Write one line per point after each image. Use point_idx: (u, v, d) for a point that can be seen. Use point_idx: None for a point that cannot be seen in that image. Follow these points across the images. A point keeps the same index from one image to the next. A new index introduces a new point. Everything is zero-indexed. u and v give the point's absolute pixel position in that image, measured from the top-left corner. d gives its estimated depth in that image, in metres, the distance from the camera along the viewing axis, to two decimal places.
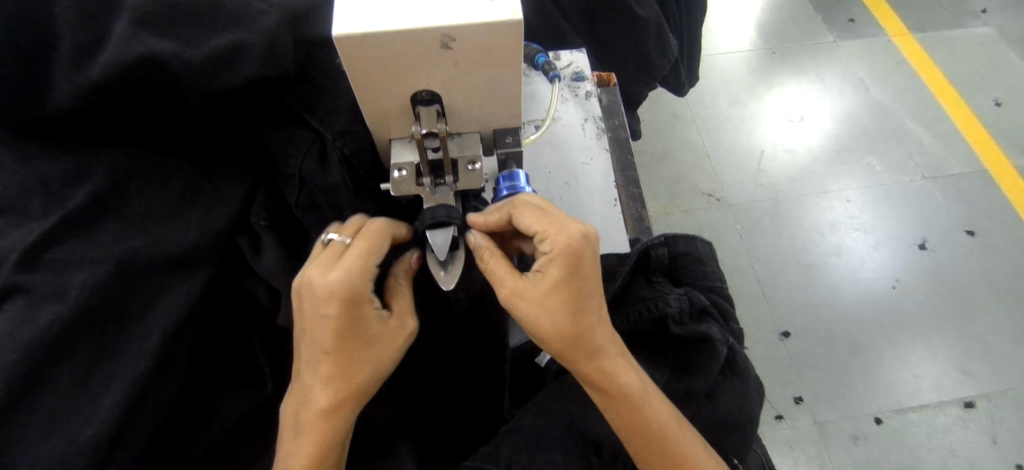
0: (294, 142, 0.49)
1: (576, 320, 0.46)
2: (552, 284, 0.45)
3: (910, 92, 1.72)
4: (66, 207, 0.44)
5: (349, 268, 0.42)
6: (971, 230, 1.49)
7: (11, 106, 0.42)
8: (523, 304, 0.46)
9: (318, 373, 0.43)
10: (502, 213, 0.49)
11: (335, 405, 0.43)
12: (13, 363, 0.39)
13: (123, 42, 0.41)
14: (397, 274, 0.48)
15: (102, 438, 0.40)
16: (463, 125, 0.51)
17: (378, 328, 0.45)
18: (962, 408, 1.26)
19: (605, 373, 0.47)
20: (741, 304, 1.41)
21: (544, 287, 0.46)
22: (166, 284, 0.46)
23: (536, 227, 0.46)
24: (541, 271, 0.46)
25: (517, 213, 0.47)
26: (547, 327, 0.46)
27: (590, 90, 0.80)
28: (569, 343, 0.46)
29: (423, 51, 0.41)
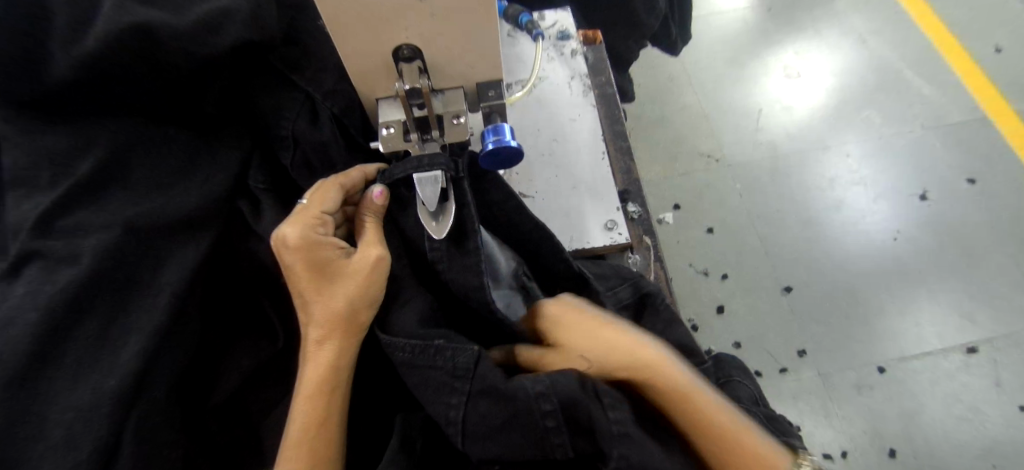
0: (284, 103, 0.51)
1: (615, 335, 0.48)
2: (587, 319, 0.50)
3: (910, 41, 1.70)
4: (72, 176, 0.47)
5: (296, 222, 0.46)
6: (974, 177, 1.49)
7: (12, 80, 0.44)
8: (573, 340, 0.48)
9: (310, 313, 0.48)
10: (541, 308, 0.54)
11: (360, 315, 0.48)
12: (37, 321, 0.42)
13: (113, 11, 0.43)
14: (364, 216, 0.51)
15: (123, 387, 0.43)
16: (445, 81, 0.52)
17: (355, 262, 0.48)
18: (965, 353, 1.28)
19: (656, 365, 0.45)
20: (744, 261, 1.42)
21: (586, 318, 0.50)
22: (173, 244, 0.49)
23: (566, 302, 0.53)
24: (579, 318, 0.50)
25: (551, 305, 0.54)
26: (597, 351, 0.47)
27: (576, 47, 0.81)
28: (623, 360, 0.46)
29: (398, 2, 0.43)
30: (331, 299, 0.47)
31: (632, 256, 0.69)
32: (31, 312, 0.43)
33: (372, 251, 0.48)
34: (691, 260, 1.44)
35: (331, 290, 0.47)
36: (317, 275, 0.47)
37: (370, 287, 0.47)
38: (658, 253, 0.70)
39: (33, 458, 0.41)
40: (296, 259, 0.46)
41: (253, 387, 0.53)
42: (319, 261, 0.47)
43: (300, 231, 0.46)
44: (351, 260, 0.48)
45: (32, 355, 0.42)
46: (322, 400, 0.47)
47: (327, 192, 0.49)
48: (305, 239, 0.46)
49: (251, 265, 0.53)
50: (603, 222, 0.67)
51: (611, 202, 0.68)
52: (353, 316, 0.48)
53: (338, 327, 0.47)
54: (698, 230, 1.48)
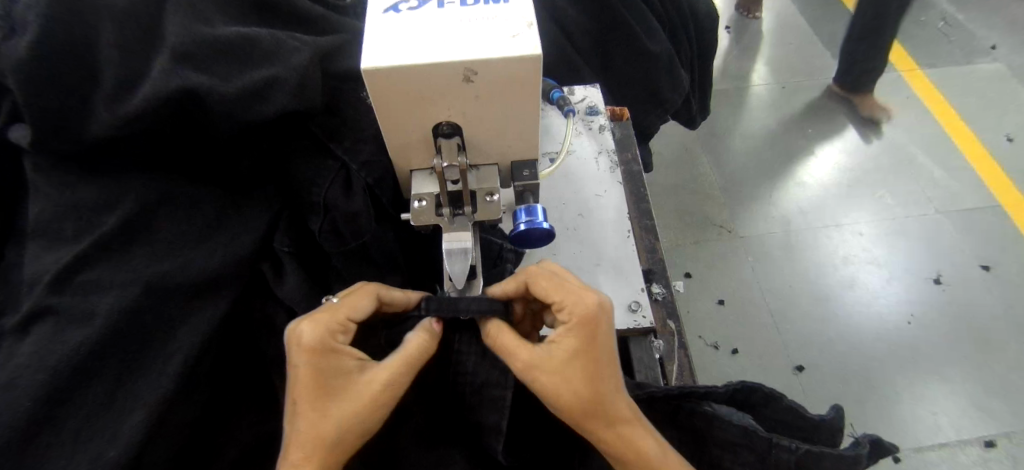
0: (319, 170, 0.51)
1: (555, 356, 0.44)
2: (564, 354, 0.44)
3: (921, 126, 1.73)
4: (98, 230, 0.45)
5: (320, 324, 0.42)
6: (988, 264, 1.47)
7: (49, 133, 0.43)
8: (543, 377, 0.43)
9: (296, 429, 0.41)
10: (518, 283, 0.50)
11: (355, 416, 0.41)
12: (42, 384, 0.40)
13: (162, 75, 0.44)
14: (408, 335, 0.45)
15: (122, 458, 0.41)
16: (481, 158, 0.52)
17: (363, 382, 0.42)
18: (983, 447, 1.22)
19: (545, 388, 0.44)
20: (754, 336, 1.39)
21: (558, 357, 0.44)
22: (190, 306, 0.47)
23: (551, 295, 0.47)
24: (554, 343, 0.45)
25: (533, 281, 0.48)
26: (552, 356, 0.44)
27: (603, 123, 0.82)
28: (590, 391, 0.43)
29: (446, 84, 0.43)
30: (323, 418, 0.40)
31: (656, 342, 0.66)
32: (36, 374, 0.40)
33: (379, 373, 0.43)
34: (701, 331, 1.40)
35: (332, 408, 0.41)
36: (318, 386, 0.41)
37: (370, 417, 0.42)
38: (683, 340, 0.67)
39: None
40: (303, 363, 0.41)
41: None
42: (327, 373, 0.42)
43: (318, 335, 0.42)
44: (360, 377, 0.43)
45: (29, 420, 0.39)
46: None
47: (361, 302, 0.45)
48: (318, 346, 0.42)
49: (267, 330, 0.51)
50: (626, 303, 0.66)
51: (636, 282, 0.66)
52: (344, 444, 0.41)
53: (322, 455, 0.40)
54: (709, 301, 1.45)
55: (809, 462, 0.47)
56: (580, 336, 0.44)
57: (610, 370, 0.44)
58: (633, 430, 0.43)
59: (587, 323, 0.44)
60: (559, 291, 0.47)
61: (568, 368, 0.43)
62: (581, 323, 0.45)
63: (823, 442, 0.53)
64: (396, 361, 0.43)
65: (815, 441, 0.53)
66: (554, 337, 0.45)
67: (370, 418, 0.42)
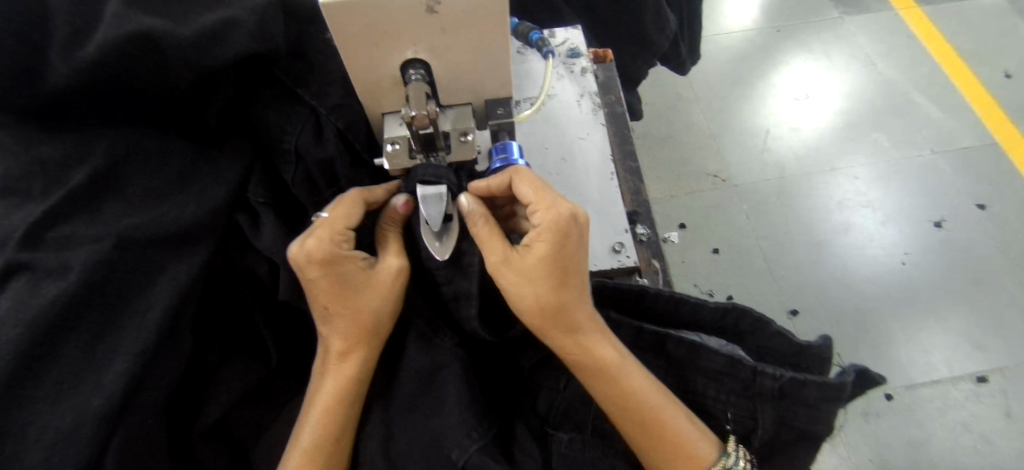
0: (288, 117, 0.50)
1: (527, 261, 0.47)
2: (536, 259, 0.46)
3: (919, 65, 1.69)
4: (65, 186, 0.45)
5: (321, 236, 0.46)
6: (984, 203, 1.47)
7: (8, 88, 0.43)
8: (507, 275, 0.47)
9: (332, 326, 0.47)
10: (501, 180, 0.50)
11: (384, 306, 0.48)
12: (21, 338, 0.40)
13: (115, 19, 0.42)
14: (386, 225, 0.51)
15: (108, 408, 0.41)
16: (453, 97, 0.51)
17: (380, 271, 0.48)
18: (975, 382, 1.25)
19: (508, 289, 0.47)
20: (749, 283, 1.40)
21: (530, 260, 0.46)
22: (166, 259, 0.47)
23: (530, 198, 0.48)
24: (528, 247, 0.47)
25: (517, 181, 0.49)
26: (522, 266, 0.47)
27: (586, 66, 0.80)
28: (550, 313, 0.47)
29: (409, 16, 0.42)
30: (359, 311, 0.47)
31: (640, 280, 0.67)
32: (15, 328, 0.41)
33: (392, 261, 0.49)
34: (696, 279, 1.42)
35: (360, 301, 0.47)
36: (337, 289, 0.47)
37: (393, 303, 0.48)
38: (666, 277, 0.68)
39: None
40: (320, 274, 0.46)
41: (241, 412, 0.50)
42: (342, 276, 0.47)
43: (320, 245, 0.45)
44: (374, 272, 0.48)
45: (12, 372, 0.40)
46: (340, 415, 0.46)
47: (350, 209, 0.48)
48: (330, 255, 0.46)
49: (248, 281, 0.51)
50: (610, 244, 0.66)
51: (620, 222, 0.66)
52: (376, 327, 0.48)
53: (362, 339, 0.47)
54: (704, 250, 1.46)
55: (793, 389, 0.47)
56: (552, 243, 0.46)
57: (575, 280, 0.48)
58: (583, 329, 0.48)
59: (559, 232, 0.46)
60: (538, 197, 0.48)
61: (536, 271, 0.46)
62: (553, 231, 0.46)
63: (811, 369, 0.52)
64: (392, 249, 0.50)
65: (803, 369, 0.52)
66: (527, 243, 0.47)
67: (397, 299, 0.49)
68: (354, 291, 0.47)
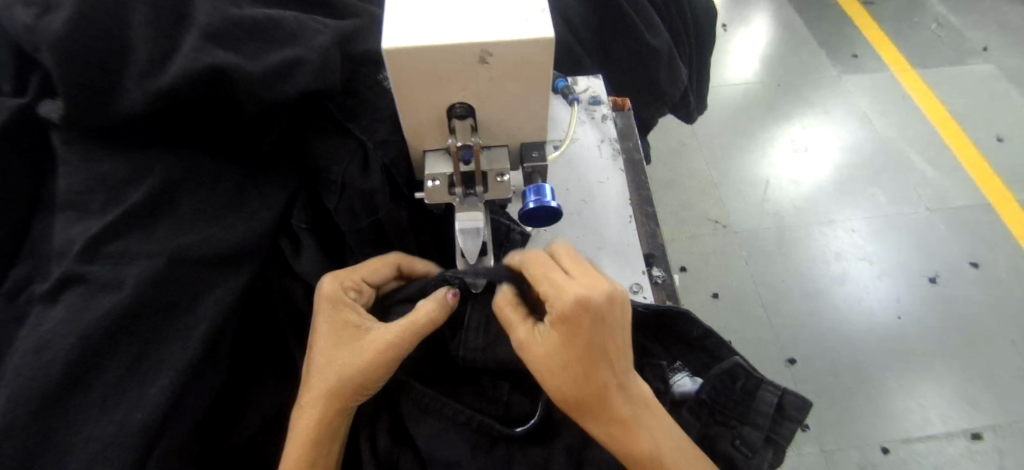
0: (338, 149, 0.53)
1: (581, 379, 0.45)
2: (556, 344, 0.45)
3: (914, 125, 1.76)
4: (124, 203, 0.47)
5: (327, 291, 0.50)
6: (976, 261, 1.51)
7: (82, 109, 0.45)
8: (530, 358, 0.47)
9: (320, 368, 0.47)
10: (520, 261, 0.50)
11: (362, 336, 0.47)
12: (73, 348, 0.42)
13: (192, 53, 0.45)
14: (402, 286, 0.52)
15: (150, 422, 0.42)
16: (492, 139, 0.54)
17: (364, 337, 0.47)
18: (969, 439, 1.26)
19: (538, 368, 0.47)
20: (749, 329, 1.42)
21: (547, 345, 0.46)
22: (213, 279, 0.49)
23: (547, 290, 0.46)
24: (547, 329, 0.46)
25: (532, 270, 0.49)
26: (554, 383, 0.46)
27: (606, 113, 0.84)
28: (578, 398, 0.45)
29: (464, 65, 0.45)
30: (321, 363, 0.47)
31: None
32: (67, 338, 0.42)
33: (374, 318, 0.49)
34: None
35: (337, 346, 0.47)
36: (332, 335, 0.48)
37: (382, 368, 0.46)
38: None
39: None
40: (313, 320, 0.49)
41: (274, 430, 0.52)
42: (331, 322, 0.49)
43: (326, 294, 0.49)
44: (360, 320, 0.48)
45: (62, 381, 0.41)
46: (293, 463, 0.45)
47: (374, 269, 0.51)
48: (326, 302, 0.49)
49: (286, 305, 0.53)
50: (628, 284, 0.68)
51: (638, 264, 0.69)
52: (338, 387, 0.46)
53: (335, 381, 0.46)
54: (704, 294, 1.48)
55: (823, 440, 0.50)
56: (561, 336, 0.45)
57: (599, 367, 0.45)
58: (623, 423, 0.45)
59: (568, 321, 0.44)
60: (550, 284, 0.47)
61: (553, 363, 0.45)
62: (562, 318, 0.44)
63: None
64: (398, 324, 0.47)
65: None
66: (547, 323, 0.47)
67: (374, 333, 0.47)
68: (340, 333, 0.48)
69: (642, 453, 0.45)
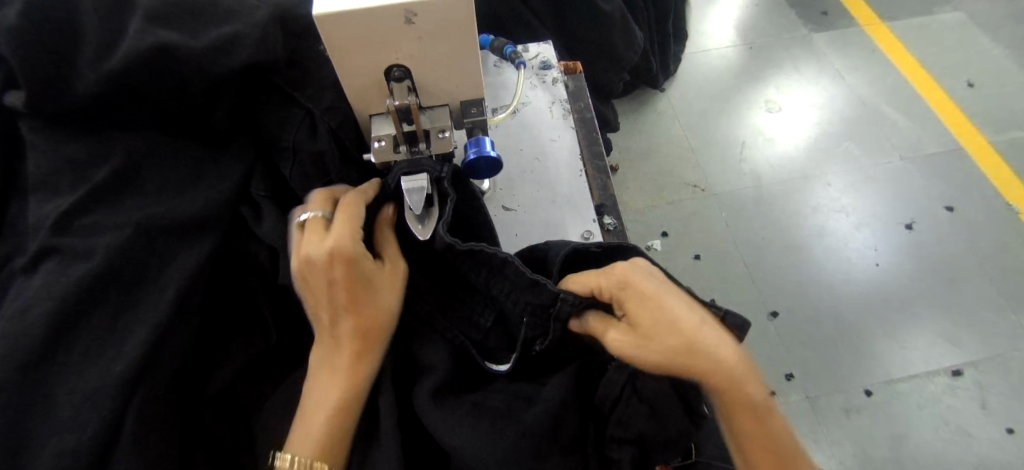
0: (287, 118, 0.56)
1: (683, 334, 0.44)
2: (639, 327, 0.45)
3: (886, 78, 1.80)
4: (91, 181, 0.51)
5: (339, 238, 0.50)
6: (951, 205, 1.55)
7: (41, 96, 0.49)
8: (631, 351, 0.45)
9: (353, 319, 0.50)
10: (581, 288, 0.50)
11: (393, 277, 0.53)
12: (53, 310, 0.46)
13: (137, 35, 0.49)
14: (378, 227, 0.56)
15: (128, 373, 0.47)
16: (432, 99, 0.58)
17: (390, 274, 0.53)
18: (950, 376, 1.31)
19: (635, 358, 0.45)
20: (731, 287, 1.47)
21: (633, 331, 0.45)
22: (179, 245, 0.53)
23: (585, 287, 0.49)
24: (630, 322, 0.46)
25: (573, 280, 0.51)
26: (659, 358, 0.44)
27: (556, 76, 0.88)
28: (693, 356, 0.43)
29: (390, 27, 0.49)
30: (371, 307, 0.51)
31: None
32: (47, 301, 0.47)
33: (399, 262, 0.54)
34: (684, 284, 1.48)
35: (373, 295, 0.51)
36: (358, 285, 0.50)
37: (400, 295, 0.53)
38: None
39: (39, 437, 0.44)
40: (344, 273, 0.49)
41: (249, 382, 0.56)
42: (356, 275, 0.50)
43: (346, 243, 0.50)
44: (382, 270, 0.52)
45: (46, 340, 0.46)
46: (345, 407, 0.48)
47: (354, 209, 0.53)
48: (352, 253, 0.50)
49: (250, 266, 0.57)
50: (580, 233, 0.72)
51: (588, 213, 0.73)
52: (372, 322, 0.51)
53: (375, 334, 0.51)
54: (687, 256, 1.52)
55: None
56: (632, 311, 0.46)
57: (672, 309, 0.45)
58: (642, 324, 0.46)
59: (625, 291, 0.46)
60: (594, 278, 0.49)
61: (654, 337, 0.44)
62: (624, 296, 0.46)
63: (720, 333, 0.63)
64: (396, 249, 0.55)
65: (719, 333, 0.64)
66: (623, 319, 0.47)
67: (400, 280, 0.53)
68: (364, 295, 0.50)
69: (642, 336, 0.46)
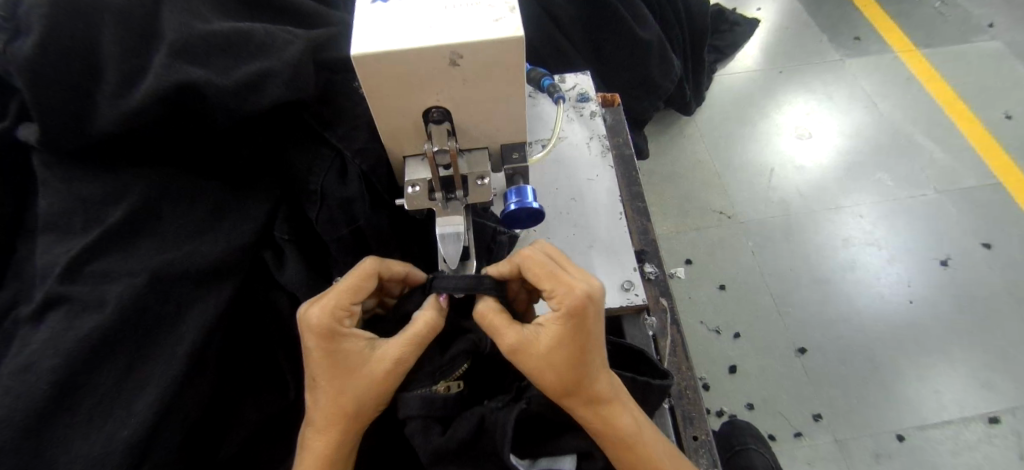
0: (316, 159, 0.53)
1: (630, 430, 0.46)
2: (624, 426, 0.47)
3: (919, 105, 1.64)
4: (104, 223, 0.47)
5: (323, 307, 0.44)
6: (989, 242, 1.38)
7: (57, 132, 0.46)
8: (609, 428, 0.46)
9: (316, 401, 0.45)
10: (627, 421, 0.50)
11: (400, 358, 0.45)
12: (58, 369, 0.42)
13: (163, 70, 0.45)
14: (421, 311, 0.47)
15: (135, 438, 0.43)
16: (472, 143, 0.54)
17: (374, 361, 0.44)
18: (987, 423, 1.13)
19: (604, 417, 0.46)
20: (758, 321, 1.29)
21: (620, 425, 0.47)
22: (196, 294, 0.49)
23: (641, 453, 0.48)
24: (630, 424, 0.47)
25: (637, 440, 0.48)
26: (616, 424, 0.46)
27: (594, 109, 0.83)
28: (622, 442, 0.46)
29: (435, 68, 0.45)
30: (340, 395, 0.44)
31: (649, 319, 0.67)
32: (51, 358, 0.42)
33: (392, 351, 0.45)
34: (702, 316, 1.30)
35: (339, 387, 0.44)
36: (336, 370, 0.44)
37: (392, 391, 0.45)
38: (675, 315, 0.68)
39: None
40: (315, 344, 0.44)
41: (265, 442, 0.52)
42: (334, 356, 0.44)
43: (321, 317, 0.43)
44: (372, 357, 0.45)
45: (48, 403, 0.41)
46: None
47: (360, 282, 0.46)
48: (328, 329, 0.43)
49: (271, 315, 0.54)
50: (619, 283, 0.67)
51: (630, 262, 0.68)
52: (360, 414, 0.44)
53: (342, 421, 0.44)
54: (710, 286, 1.35)
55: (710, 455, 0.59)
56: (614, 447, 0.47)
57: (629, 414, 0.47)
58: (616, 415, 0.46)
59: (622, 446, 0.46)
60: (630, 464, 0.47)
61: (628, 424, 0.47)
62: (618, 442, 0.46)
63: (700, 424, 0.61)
64: (409, 332, 0.45)
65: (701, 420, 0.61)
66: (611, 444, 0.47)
67: (386, 391, 0.45)
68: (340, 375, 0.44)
69: (632, 435, 0.46)
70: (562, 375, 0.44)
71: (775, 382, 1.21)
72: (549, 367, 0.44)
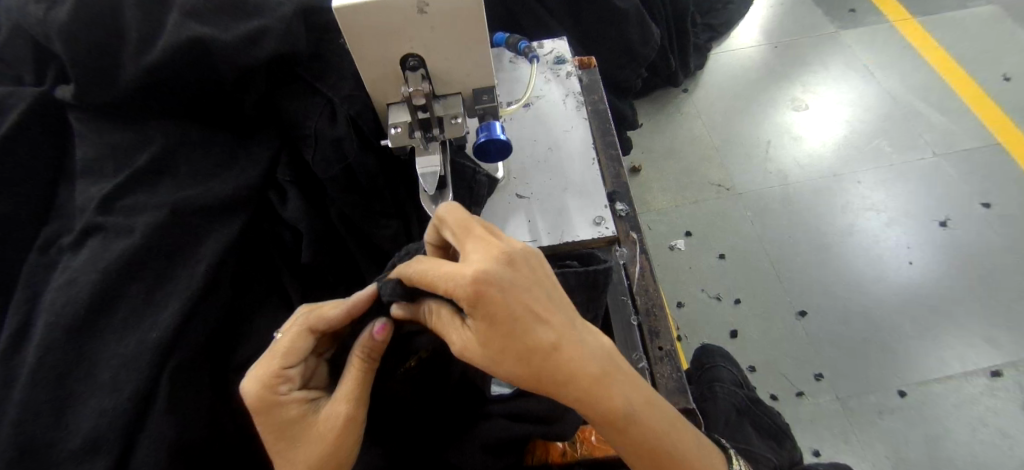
0: (310, 107, 0.60)
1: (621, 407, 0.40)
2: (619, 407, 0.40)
3: (916, 72, 1.66)
4: (131, 166, 0.55)
5: (256, 380, 0.46)
6: (989, 202, 1.39)
7: (89, 87, 0.54)
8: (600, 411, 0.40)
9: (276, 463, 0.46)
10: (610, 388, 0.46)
11: (349, 413, 0.46)
12: (98, 281, 0.50)
13: (175, 28, 0.53)
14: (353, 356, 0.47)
15: (163, 339, 0.50)
16: (446, 88, 0.61)
17: (318, 421, 0.46)
18: (989, 377, 1.15)
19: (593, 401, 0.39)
20: (756, 284, 1.32)
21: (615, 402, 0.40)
22: (211, 225, 0.56)
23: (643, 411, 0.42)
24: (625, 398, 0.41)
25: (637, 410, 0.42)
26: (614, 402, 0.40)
27: (570, 70, 0.90)
28: (619, 420, 0.40)
29: (405, 15, 0.52)
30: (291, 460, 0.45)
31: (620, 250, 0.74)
32: (92, 273, 0.50)
33: (339, 406, 0.46)
34: (703, 283, 1.34)
35: (291, 446, 0.45)
36: (278, 435, 0.45)
37: (348, 443, 0.46)
38: (644, 247, 0.74)
39: (82, 395, 0.47)
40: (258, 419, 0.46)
41: None
42: (276, 425, 0.46)
43: (255, 389, 0.45)
44: (317, 418, 0.46)
45: (90, 308, 0.49)
46: None
47: (296, 342, 0.47)
48: (262, 402, 0.45)
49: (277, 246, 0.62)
50: (592, 218, 0.73)
51: (600, 200, 0.74)
52: None
53: None
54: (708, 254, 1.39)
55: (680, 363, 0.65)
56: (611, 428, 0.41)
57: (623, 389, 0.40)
58: (632, 399, 0.41)
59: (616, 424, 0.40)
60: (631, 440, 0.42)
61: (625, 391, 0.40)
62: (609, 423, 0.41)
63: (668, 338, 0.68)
64: (345, 391, 0.46)
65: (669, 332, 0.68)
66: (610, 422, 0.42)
67: (344, 447, 0.46)
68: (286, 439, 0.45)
69: (624, 414, 0.40)
70: (510, 377, 0.38)
71: (774, 341, 1.24)
72: (497, 367, 0.38)
